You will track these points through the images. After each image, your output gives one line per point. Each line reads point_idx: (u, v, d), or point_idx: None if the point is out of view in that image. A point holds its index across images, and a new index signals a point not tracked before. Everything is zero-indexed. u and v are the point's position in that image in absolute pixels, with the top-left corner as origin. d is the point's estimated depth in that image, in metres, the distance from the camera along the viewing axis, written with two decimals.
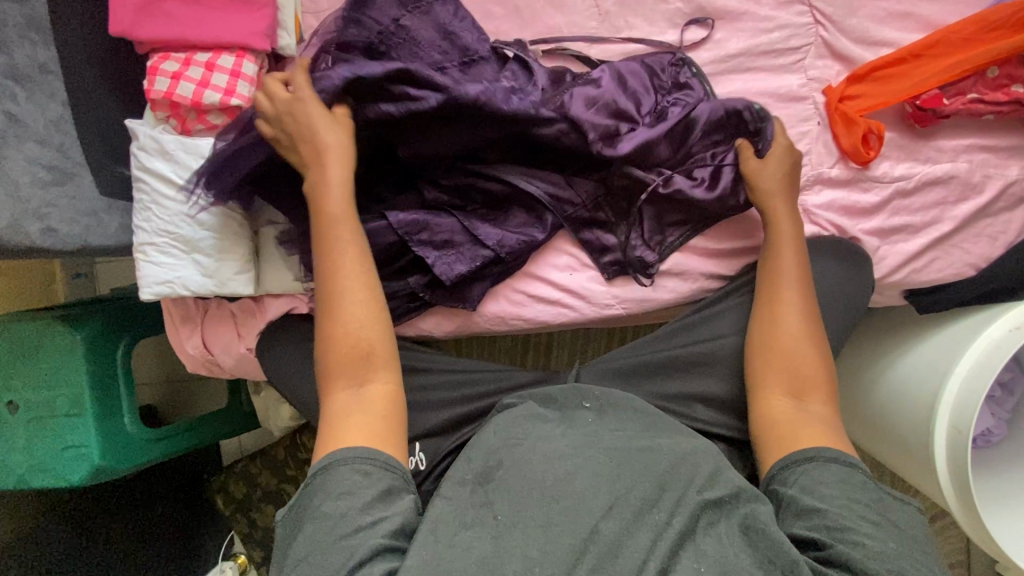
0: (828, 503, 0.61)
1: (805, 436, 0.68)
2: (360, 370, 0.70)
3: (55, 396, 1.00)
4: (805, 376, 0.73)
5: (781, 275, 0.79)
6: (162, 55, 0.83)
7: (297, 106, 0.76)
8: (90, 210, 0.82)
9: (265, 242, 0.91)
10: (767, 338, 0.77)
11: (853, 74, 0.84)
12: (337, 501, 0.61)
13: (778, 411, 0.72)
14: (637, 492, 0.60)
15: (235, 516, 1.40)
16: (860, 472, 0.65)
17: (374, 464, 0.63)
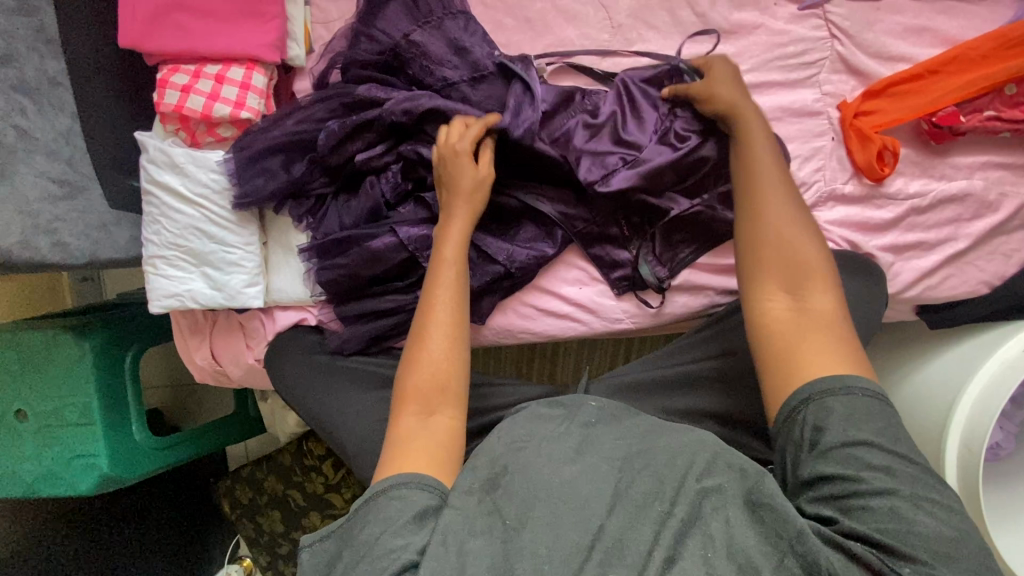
0: (841, 460, 0.54)
1: (809, 350, 0.60)
2: (430, 399, 0.67)
3: (64, 405, 1.00)
4: (799, 265, 0.65)
5: (760, 166, 0.71)
6: (172, 67, 0.82)
7: (456, 158, 0.79)
8: (100, 223, 0.82)
9: (273, 254, 0.91)
10: (756, 206, 0.69)
11: (868, 90, 0.83)
12: (375, 526, 0.58)
13: (771, 309, 0.63)
14: (638, 486, 0.57)
15: (240, 521, 1.41)
16: (874, 396, 0.57)
17: (411, 486, 0.60)
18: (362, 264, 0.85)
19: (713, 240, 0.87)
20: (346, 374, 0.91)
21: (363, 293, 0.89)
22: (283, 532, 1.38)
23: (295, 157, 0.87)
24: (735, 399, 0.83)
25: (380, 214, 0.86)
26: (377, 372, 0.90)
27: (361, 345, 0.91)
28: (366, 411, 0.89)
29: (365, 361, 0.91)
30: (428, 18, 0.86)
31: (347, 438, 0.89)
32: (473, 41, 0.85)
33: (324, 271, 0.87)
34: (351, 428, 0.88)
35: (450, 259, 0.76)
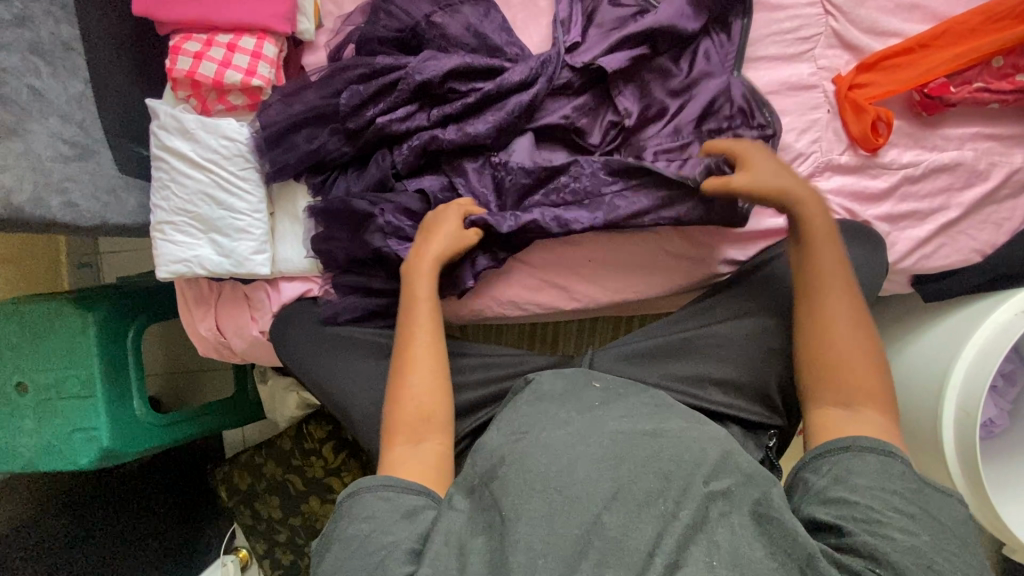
0: (861, 494, 0.60)
1: (853, 427, 0.67)
2: (418, 429, 0.72)
3: (65, 377, 1.00)
4: (854, 376, 0.70)
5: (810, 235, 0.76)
6: (184, 36, 0.84)
7: (449, 232, 0.82)
8: (109, 187, 0.82)
9: (280, 223, 0.92)
10: (817, 285, 0.74)
11: (862, 63, 0.86)
12: (363, 523, 0.63)
13: (831, 413, 0.69)
14: (642, 484, 0.58)
15: (239, 507, 1.40)
16: (900, 461, 0.63)
17: (401, 489, 0.66)
18: (353, 236, 0.88)
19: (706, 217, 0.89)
20: (351, 344, 0.91)
21: (361, 266, 0.90)
22: (280, 519, 1.37)
23: (314, 129, 0.88)
24: (738, 365, 0.83)
25: (387, 184, 0.89)
26: (383, 342, 0.91)
27: (357, 315, 0.92)
28: (372, 380, 0.89)
29: (371, 333, 0.92)
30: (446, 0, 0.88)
31: (352, 407, 0.89)
32: (479, 16, 0.88)
33: (330, 241, 0.89)
34: (358, 397, 0.89)
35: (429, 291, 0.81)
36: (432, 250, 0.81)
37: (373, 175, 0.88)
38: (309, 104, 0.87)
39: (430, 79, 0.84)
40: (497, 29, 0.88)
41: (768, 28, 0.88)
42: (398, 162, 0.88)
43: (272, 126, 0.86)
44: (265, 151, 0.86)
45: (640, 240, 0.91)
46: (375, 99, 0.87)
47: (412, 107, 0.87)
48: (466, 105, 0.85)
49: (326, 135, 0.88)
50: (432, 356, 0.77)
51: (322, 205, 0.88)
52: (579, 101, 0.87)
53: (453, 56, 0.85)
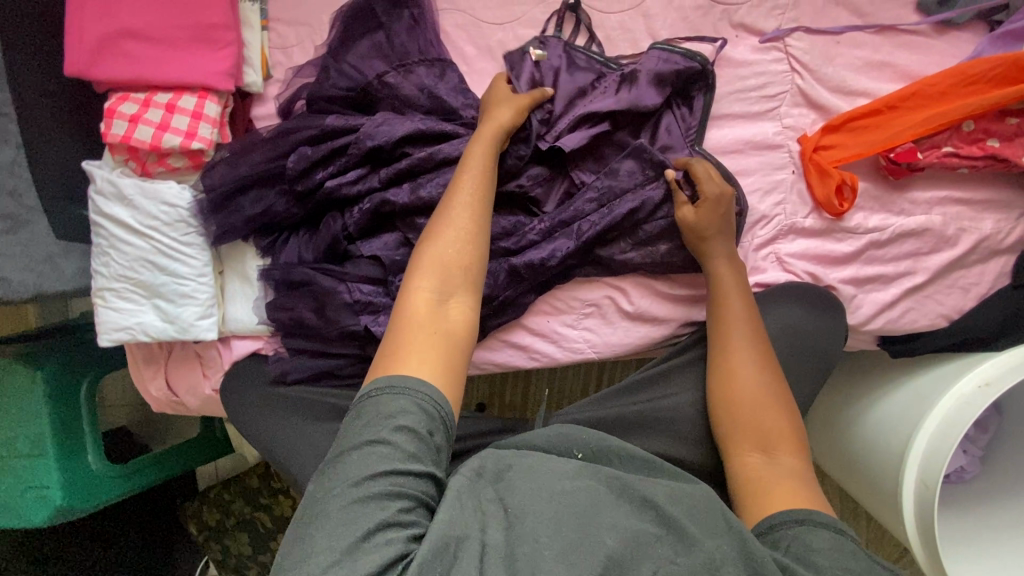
0: (825, 575, 0.55)
1: (782, 494, 0.65)
2: (450, 278, 0.67)
3: (15, 435, 0.98)
4: (769, 428, 0.71)
5: (723, 284, 0.80)
6: (121, 96, 0.80)
7: (503, 78, 0.82)
8: (46, 255, 0.80)
9: (229, 283, 0.90)
10: (722, 341, 0.78)
11: (828, 124, 0.83)
12: (381, 426, 0.57)
13: (753, 468, 0.69)
14: (642, 525, 0.57)
15: (208, 543, 1.37)
16: (852, 540, 0.59)
17: (415, 391, 0.59)
18: (312, 307, 0.85)
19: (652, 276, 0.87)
20: (300, 406, 0.89)
21: (311, 333, 0.87)
22: (250, 555, 1.36)
23: (262, 191, 0.85)
24: (691, 443, 0.81)
25: (339, 248, 0.86)
26: (331, 405, 0.88)
27: (306, 375, 0.89)
28: (320, 445, 0.86)
29: (322, 392, 0.89)
30: (401, 60, 0.84)
31: (300, 474, 0.86)
32: (430, 73, 0.84)
33: (280, 305, 0.86)
34: (307, 464, 0.85)
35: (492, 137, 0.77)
36: (495, 91, 0.80)
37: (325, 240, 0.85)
38: (257, 165, 0.84)
39: (381, 143, 0.81)
40: (450, 87, 0.84)
41: (733, 85, 0.85)
42: (349, 226, 0.84)
43: (220, 188, 0.83)
44: (211, 214, 0.84)
45: (602, 297, 0.88)
46: (325, 162, 0.84)
47: (363, 170, 0.83)
48: (417, 171, 0.82)
49: (273, 196, 0.85)
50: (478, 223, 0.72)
51: (279, 274, 0.86)
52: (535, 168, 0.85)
53: (407, 120, 0.82)
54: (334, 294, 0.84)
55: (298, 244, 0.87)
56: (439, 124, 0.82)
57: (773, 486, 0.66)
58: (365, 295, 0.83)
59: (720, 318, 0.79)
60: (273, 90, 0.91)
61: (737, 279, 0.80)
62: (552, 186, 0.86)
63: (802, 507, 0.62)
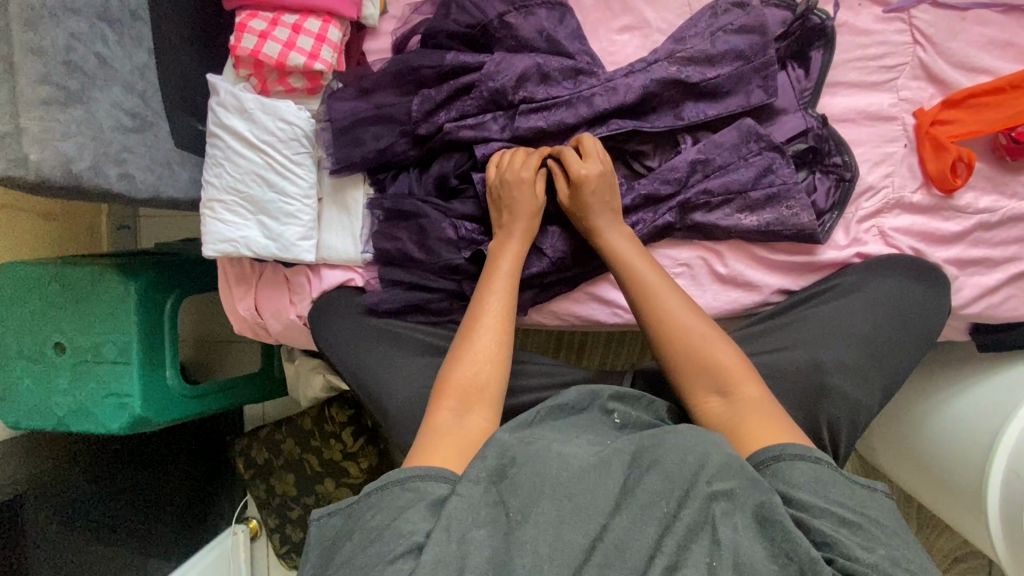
0: (815, 511, 0.56)
1: (752, 430, 0.63)
2: (469, 398, 0.68)
3: (104, 341, 1.00)
4: (718, 366, 0.69)
5: (640, 281, 0.77)
6: (250, 12, 0.82)
7: (520, 183, 0.81)
8: (165, 160, 0.82)
9: (327, 210, 0.91)
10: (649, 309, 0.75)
11: (948, 99, 0.82)
12: (390, 513, 0.57)
13: (712, 411, 0.68)
14: (646, 486, 0.57)
15: (254, 480, 1.41)
16: (827, 465, 0.59)
17: (429, 478, 0.60)
18: (416, 239, 0.87)
19: (750, 239, 0.85)
20: (389, 337, 0.91)
21: (410, 265, 0.89)
22: (294, 497, 1.39)
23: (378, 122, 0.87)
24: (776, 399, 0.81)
25: (448, 184, 0.88)
26: (424, 340, 0.90)
27: (397, 306, 0.90)
28: (409, 376, 0.88)
29: (410, 326, 0.91)
30: (523, 1, 0.85)
31: (387, 400, 0.88)
32: (551, 18, 0.85)
33: (383, 236, 0.88)
34: (394, 393, 0.88)
35: (505, 277, 0.79)
36: (511, 218, 0.81)
37: (434, 174, 0.88)
38: (377, 103, 0.86)
39: (505, 86, 0.83)
40: (568, 33, 0.86)
41: (852, 53, 0.84)
42: (463, 164, 0.87)
43: (342, 121, 0.85)
44: (333, 147, 0.86)
45: (697, 258, 0.87)
46: (447, 104, 0.85)
47: (484, 114, 0.85)
48: (538, 119, 0.84)
49: (393, 136, 0.87)
50: (503, 328, 0.75)
51: (390, 204, 0.88)
52: (649, 120, 0.84)
53: (526, 61, 0.83)
54: (439, 228, 0.86)
55: (406, 179, 0.90)
56: (558, 63, 0.84)
57: (736, 428, 0.65)
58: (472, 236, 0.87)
59: (644, 306, 0.76)
60: (387, 26, 0.93)
61: (685, 306, 0.74)
62: (661, 143, 0.86)
63: (775, 445, 0.61)
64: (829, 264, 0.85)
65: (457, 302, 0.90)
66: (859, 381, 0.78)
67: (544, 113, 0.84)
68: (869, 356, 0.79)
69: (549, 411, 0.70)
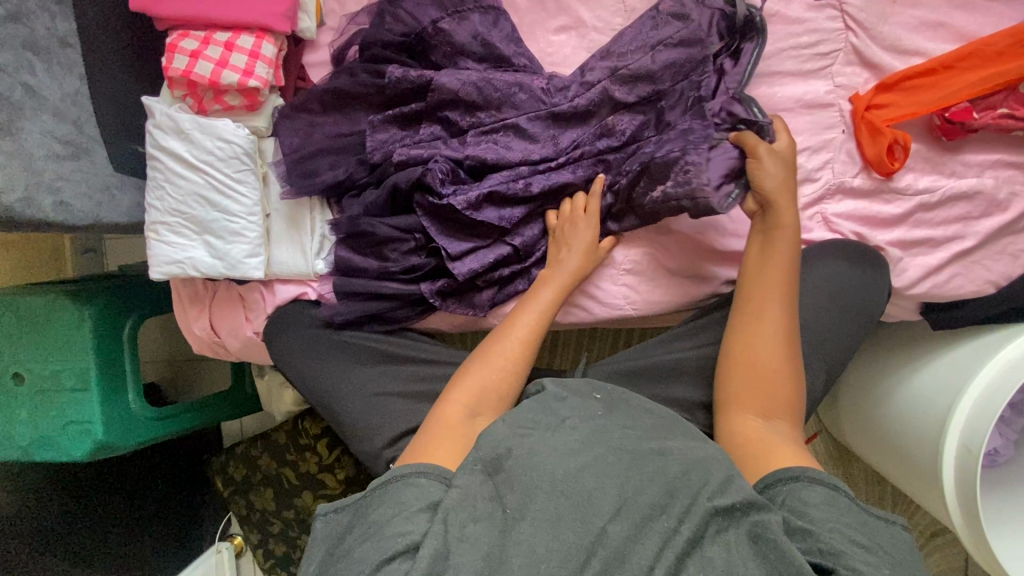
0: (818, 526, 0.55)
1: (783, 455, 0.63)
2: (479, 401, 0.71)
3: (62, 369, 1.00)
4: (773, 391, 0.70)
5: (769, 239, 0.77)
6: (181, 33, 0.82)
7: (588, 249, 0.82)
8: (104, 186, 0.82)
9: (274, 224, 0.90)
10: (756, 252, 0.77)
11: (881, 83, 0.83)
12: (388, 508, 0.58)
13: (753, 430, 0.67)
14: (646, 497, 0.54)
15: (233, 497, 1.41)
16: (844, 494, 0.58)
17: (430, 478, 0.60)
18: (370, 251, 0.88)
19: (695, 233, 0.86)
20: (344, 350, 0.91)
21: (368, 274, 0.89)
22: (274, 511, 1.38)
23: (331, 146, 0.88)
24: None
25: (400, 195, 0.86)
26: (378, 349, 0.90)
27: (355, 318, 0.90)
28: (369, 386, 0.89)
29: (365, 337, 0.91)
30: (456, 7, 0.85)
31: (344, 412, 0.89)
32: (484, 22, 0.85)
33: (342, 250, 0.89)
34: (352, 404, 0.88)
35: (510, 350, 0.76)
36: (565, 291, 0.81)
37: (387, 186, 0.84)
38: (330, 134, 0.88)
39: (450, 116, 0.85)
40: (505, 36, 0.86)
41: (785, 43, 0.85)
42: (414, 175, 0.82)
43: (292, 153, 0.87)
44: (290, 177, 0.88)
45: (645, 257, 0.88)
46: (391, 125, 0.87)
47: (434, 140, 0.85)
48: (488, 142, 0.84)
49: (351, 165, 0.88)
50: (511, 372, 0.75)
51: (346, 225, 0.88)
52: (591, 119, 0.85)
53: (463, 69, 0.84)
54: (395, 243, 0.87)
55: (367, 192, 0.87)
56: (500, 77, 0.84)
57: (779, 446, 0.64)
58: (417, 244, 0.86)
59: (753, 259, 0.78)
60: (326, 39, 0.94)
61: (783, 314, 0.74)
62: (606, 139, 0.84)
63: (795, 465, 0.60)
64: None
65: (414, 309, 0.90)
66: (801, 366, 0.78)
67: (483, 127, 0.84)
68: (809, 342, 0.80)
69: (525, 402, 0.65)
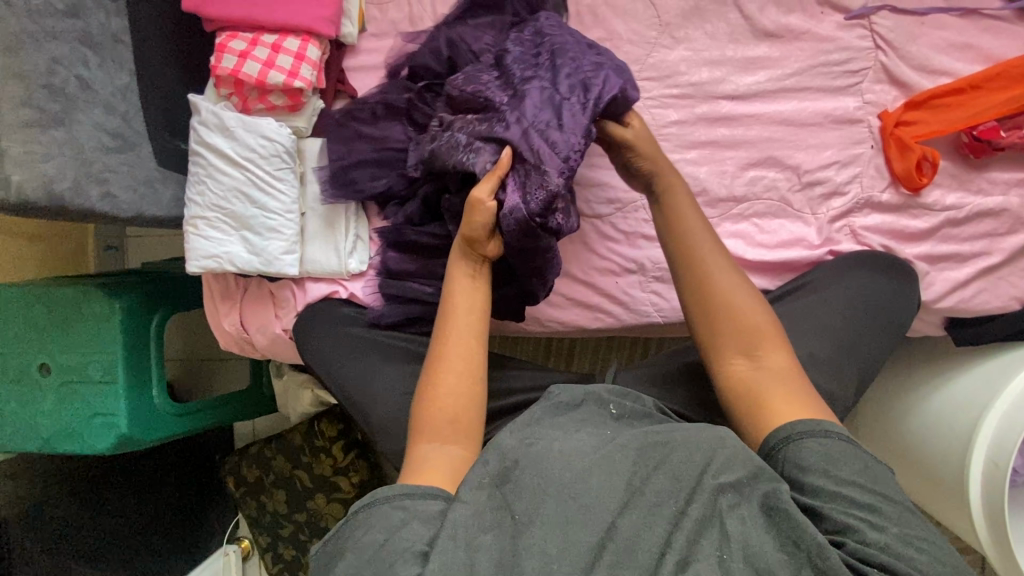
0: (822, 498, 0.54)
1: (781, 403, 0.60)
2: (443, 429, 0.64)
3: (89, 361, 1.01)
4: (753, 329, 0.65)
5: (699, 245, 0.70)
6: (230, 33, 0.85)
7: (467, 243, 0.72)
8: (147, 179, 0.83)
9: (309, 223, 0.91)
10: (696, 251, 0.70)
11: (911, 100, 0.85)
12: (379, 532, 0.55)
13: (740, 372, 0.64)
14: (653, 486, 0.54)
15: (245, 498, 1.40)
16: (840, 438, 0.57)
17: (418, 497, 0.57)
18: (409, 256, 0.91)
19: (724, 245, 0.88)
20: (372, 347, 0.91)
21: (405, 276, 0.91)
22: (285, 513, 1.38)
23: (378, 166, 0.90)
24: None
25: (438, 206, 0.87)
26: (406, 348, 0.91)
27: (396, 320, 0.91)
28: (394, 384, 0.88)
29: (394, 336, 0.92)
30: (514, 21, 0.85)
31: (371, 409, 0.88)
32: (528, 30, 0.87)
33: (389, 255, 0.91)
34: (379, 401, 0.88)
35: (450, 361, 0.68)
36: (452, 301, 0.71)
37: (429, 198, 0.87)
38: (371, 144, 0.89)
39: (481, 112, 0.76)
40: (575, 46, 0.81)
41: (816, 59, 0.87)
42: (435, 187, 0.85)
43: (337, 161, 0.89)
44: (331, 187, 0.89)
45: None
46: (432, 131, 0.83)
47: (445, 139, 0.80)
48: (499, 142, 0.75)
49: (391, 177, 0.89)
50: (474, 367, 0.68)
51: (392, 235, 0.90)
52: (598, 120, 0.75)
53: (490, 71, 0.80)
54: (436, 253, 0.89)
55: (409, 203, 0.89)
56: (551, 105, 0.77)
57: (765, 390, 0.62)
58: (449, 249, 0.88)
59: (692, 259, 0.70)
60: (366, 44, 0.96)
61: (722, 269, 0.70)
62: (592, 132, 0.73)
63: (784, 425, 0.59)
64: (796, 264, 0.87)
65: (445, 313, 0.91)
66: (835, 374, 0.77)
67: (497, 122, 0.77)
68: (842, 349, 0.79)
69: (544, 410, 0.65)
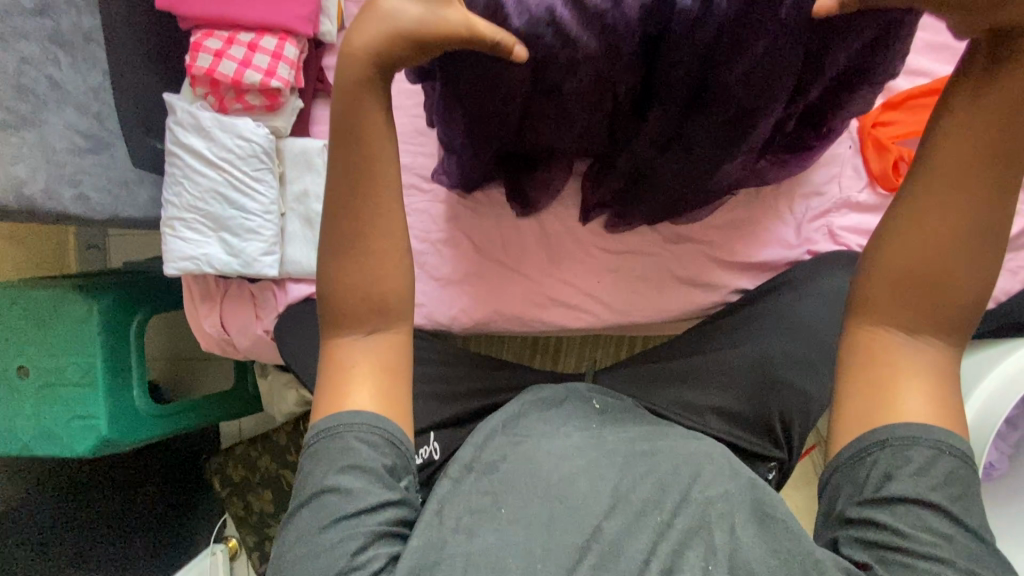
0: (898, 518, 0.46)
1: (910, 392, 0.48)
2: (363, 315, 0.55)
3: (67, 363, 1.00)
4: (944, 305, 0.48)
5: (955, 179, 0.47)
6: (206, 32, 0.84)
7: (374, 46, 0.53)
8: (122, 181, 0.83)
9: (290, 225, 0.89)
10: (949, 183, 0.47)
11: (888, 101, 0.87)
12: (339, 469, 0.52)
13: (888, 343, 0.50)
14: (638, 492, 0.54)
15: (231, 498, 1.39)
16: (949, 457, 0.47)
17: (365, 430, 0.53)
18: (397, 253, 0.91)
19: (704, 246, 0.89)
20: None
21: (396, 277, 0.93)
22: (273, 513, 1.37)
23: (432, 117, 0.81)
24: (741, 397, 0.79)
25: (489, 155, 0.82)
26: None
27: None
28: None
29: None
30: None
31: None
32: None
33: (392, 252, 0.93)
34: None
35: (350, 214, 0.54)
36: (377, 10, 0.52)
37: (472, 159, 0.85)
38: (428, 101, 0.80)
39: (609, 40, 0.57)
40: None
41: None
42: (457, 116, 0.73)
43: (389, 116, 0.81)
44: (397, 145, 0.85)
45: (657, 267, 0.90)
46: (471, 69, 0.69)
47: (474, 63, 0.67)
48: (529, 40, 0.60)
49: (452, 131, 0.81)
50: (392, 242, 0.55)
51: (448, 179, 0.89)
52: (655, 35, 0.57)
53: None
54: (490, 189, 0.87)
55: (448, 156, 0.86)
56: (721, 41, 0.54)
57: (904, 371, 0.49)
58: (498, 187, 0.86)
59: (961, 189, 0.47)
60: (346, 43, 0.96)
61: (977, 239, 0.47)
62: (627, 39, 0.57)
63: (882, 425, 0.49)
64: (776, 264, 0.88)
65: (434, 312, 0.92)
66: (813, 374, 0.78)
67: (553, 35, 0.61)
68: (818, 347, 0.79)
69: (531, 404, 0.67)
